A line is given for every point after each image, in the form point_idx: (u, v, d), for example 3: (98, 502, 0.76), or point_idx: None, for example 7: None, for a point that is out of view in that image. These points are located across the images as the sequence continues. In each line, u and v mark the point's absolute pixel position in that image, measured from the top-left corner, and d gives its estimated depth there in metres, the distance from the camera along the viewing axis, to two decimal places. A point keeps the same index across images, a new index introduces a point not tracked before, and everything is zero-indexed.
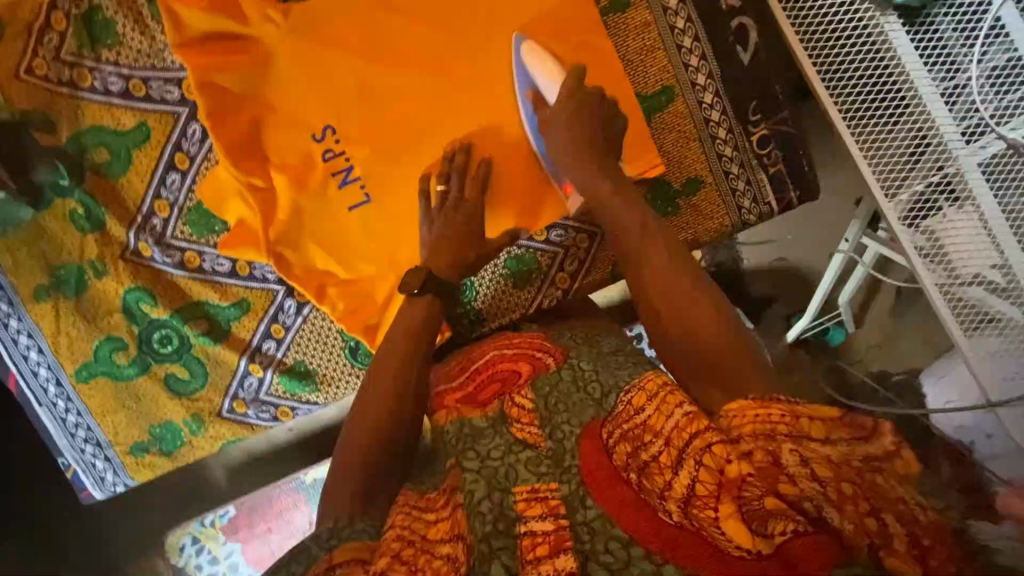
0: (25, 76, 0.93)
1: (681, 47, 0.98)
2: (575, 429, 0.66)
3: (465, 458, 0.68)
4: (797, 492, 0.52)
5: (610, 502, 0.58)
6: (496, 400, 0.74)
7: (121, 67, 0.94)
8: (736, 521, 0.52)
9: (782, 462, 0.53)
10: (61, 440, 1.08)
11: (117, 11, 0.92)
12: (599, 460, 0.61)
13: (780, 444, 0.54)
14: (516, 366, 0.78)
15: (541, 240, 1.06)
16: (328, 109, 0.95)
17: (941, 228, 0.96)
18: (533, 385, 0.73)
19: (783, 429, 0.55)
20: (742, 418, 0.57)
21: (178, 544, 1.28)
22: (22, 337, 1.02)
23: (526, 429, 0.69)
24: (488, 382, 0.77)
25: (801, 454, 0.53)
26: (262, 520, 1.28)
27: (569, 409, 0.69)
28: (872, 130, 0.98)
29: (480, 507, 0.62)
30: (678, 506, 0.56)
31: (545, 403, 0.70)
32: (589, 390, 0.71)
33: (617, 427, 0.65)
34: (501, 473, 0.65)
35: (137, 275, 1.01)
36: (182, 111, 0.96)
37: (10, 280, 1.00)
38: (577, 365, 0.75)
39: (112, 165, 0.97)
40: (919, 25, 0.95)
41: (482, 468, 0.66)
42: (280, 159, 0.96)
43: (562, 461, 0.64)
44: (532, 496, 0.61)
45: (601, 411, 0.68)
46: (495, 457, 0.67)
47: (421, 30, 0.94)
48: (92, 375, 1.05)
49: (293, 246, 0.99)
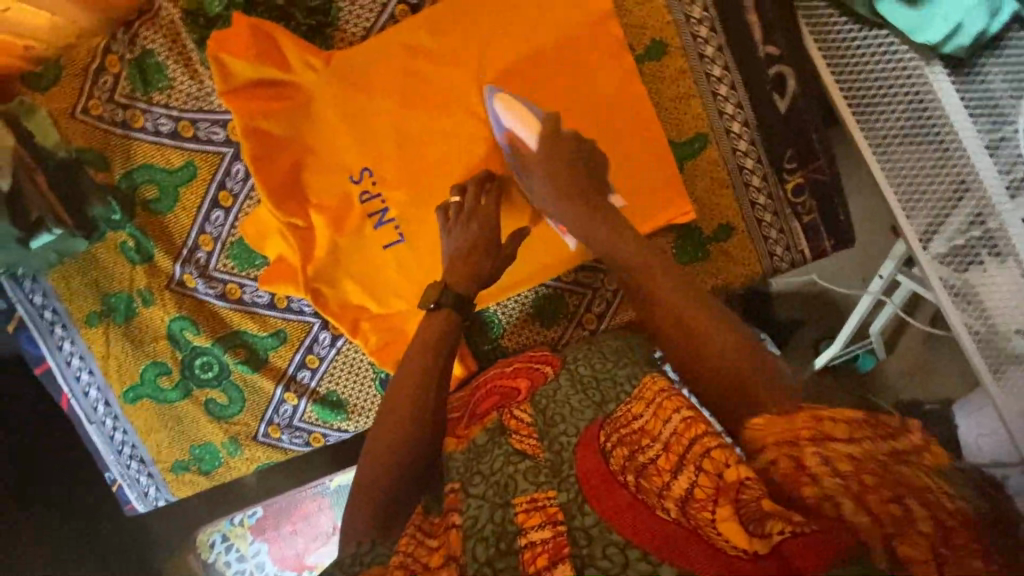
0: (82, 116, 0.97)
1: (717, 95, 0.98)
2: (572, 440, 0.70)
3: (472, 484, 0.72)
4: (817, 492, 0.54)
5: (606, 506, 0.61)
6: (497, 411, 0.83)
7: (172, 109, 0.98)
8: (734, 523, 0.55)
9: (805, 464, 0.55)
10: (108, 456, 1.14)
11: (168, 57, 0.96)
12: (596, 467, 0.64)
13: (803, 448, 0.56)
14: (516, 383, 0.89)
15: (569, 280, 1.07)
16: (366, 153, 0.97)
17: (982, 283, 0.97)
18: (530, 401, 0.81)
19: (806, 434, 0.57)
20: (768, 431, 0.60)
21: (208, 541, 1.34)
22: (75, 358, 1.09)
23: (525, 441, 0.74)
24: (489, 395, 0.88)
25: (824, 455, 0.55)
26: (288, 522, 1.32)
27: (566, 420, 0.74)
28: (912, 178, 0.98)
29: (484, 531, 0.66)
30: (676, 505, 0.60)
31: (543, 419, 0.76)
32: (590, 395, 0.79)
33: (613, 431, 0.70)
34: (502, 485, 0.69)
35: (182, 305, 1.06)
36: (227, 151, 1.00)
37: (66, 305, 1.06)
38: (575, 371, 0.85)
39: (160, 201, 1.02)
40: (965, 75, 0.95)
41: (485, 490, 0.70)
42: (320, 200, 0.99)
43: (559, 473, 0.67)
44: (532, 504, 0.65)
45: (600, 412, 0.75)
46: (496, 469, 0.72)
47: (458, 79, 0.96)
48: (138, 397, 1.10)
49: (329, 282, 1.03)
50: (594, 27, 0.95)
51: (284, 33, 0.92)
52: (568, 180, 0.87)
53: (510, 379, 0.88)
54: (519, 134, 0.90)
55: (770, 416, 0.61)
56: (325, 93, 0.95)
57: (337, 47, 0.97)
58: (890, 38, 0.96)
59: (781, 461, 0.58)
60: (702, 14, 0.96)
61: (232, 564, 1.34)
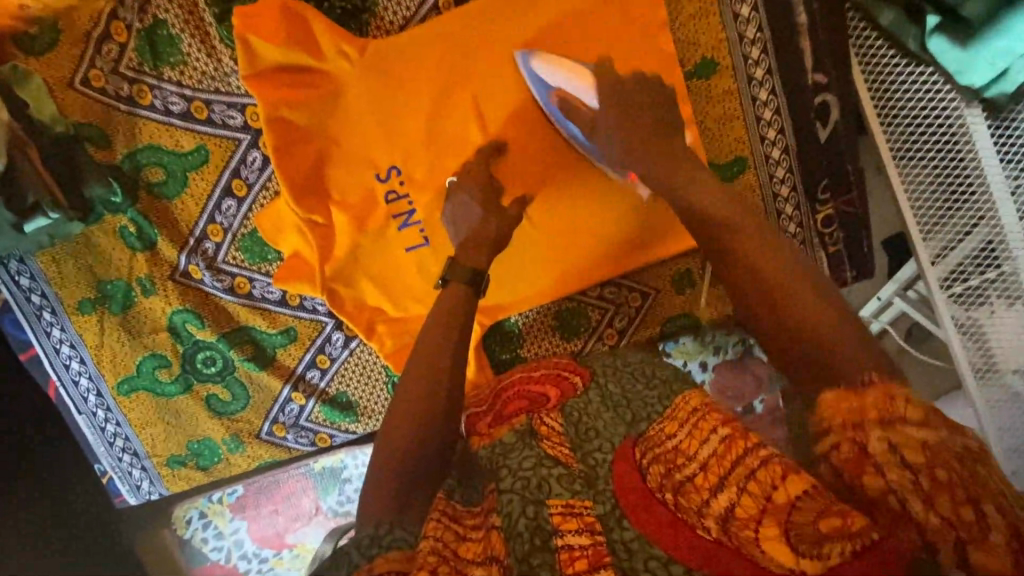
0: (81, 87, 0.89)
1: (760, 119, 0.96)
2: (607, 456, 0.64)
3: (499, 478, 0.63)
4: (881, 485, 0.50)
5: (647, 523, 0.56)
6: (525, 413, 0.74)
7: (184, 88, 0.90)
8: (782, 544, 0.51)
9: (868, 450, 0.51)
10: (99, 448, 1.09)
11: (182, 29, 0.87)
12: (633, 482, 0.60)
13: (868, 431, 0.51)
14: (544, 389, 0.80)
15: (594, 294, 1.05)
16: (394, 151, 0.91)
17: (988, 322, 1.02)
18: (561, 410, 0.72)
19: (872, 415, 0.52)
20: (830, 407, 0.55)
21: (185, 518, 1.29)
22: (65, 346, 1.02)
23: (557, 447, 0.66)
24: (517, 399, 0.78)
25: (890, 441, 0.50)
26: (268, 501, 1.26)
27: (600, 434, 0.67)
28: (938, 221, 1.00)
29: (517, 528, 0.58)
30: (717, 523, 0.55)
31: (576, 434, 0.68)
32: (620, 411, 0.71)
33: (649, 449, 0.65)
34: (534, 485, 0.61)
35: (186, 296, 1.00)
36: (244, 138, 0.93)
37: (55, 290, 0.99)
38: (604, 386, 0.76)
39: (167, 185, 0.94)
40: (1001, 119, 0.95)
41: (515, 483, 0.62)
42: (343, 197, 0.93)
43: (594, 483, 0.61)
44: (566, 510, 0.58)
45: (631, 431, 0.68)
46: (527, 468, 0.63)
47: (499, 81, 0.89)
48: (133, 389, 1.04)
49: (347, 283, 0.98)
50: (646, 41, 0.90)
51: (316, 17, 0.85)
52: (631, 117, 0.81)
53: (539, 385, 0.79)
54: (573, 94, 0.85)
55: (841, 390, 0.55)
56: (356, 85, 0.88)
57: (371, 36, 0.90)
58: (935, 76, 0.95)
59: (843, 446, 0.53)
60: (755, 33, 0.92)
61: (211, 540, 1.30)
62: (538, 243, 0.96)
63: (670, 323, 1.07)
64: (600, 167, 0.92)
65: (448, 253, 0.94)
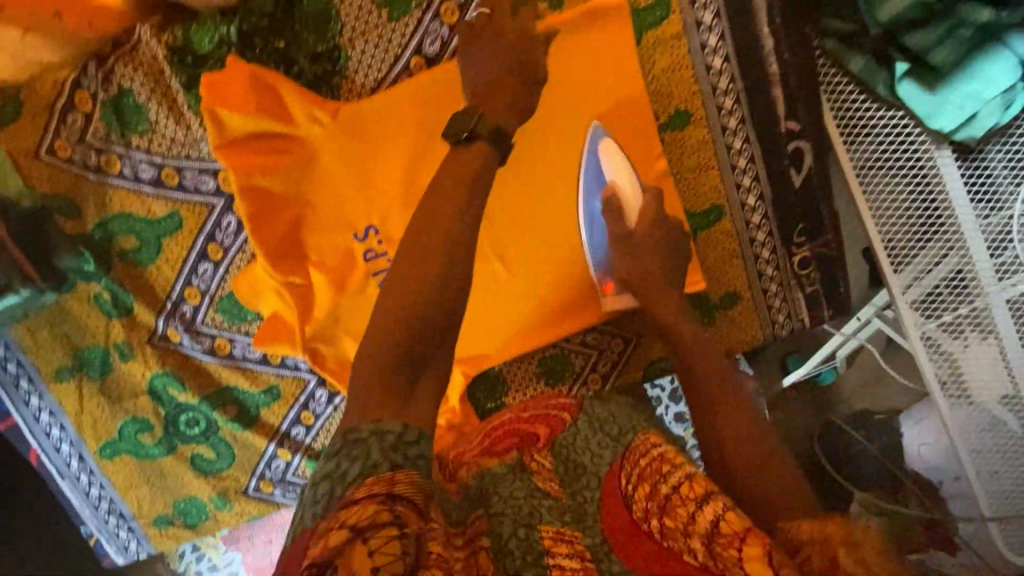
0: (47, 157, 0.87)
1: (735, 167, 0.97)
2: (594, 494, 0.75)
3: (489, 504, 0.71)
4: None
5: (637, 560, 0.64)
6: (515, 448, 0.83)
7: (153, 156, 0.88)
8: (761, 563, 0.55)
9: (837, 563, 0.55)
10: (84, 511, 1.08)
11: (149, 97, 0.86)
12: (621, 518, 0.70)
13: (837, 549, 0.56)
14: (534, 428, 0.88)
15: (576, 341, 1.06)
16: (371, 210, 0.90)
17: (962, 356, 1.04)
18: (551, 449, 0.84)
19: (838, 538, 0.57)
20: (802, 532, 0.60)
21: (178, 551, 1.24)
22: (44, 414, 1.01)
23: (546, 480, 0.78)
24: (508, 435, 0.86)
25: (859, 559, 0.54)
26: (261, 532, 1.20)
27: (585, 475, 0.79)
28: (911, 253, 1.01)
29: (508, 548, 0.64)
30: (702, 542, 0.61)
31: (565, 471, 0.81)
32: (607, 430, 0.85)
33: (633, 470, 0.75)
34: (524, 510, 0.69)
35: (166, 361, 0.99)
36: (218, 203, 0.91)
37: (32, 359, 0.97)
38: (591, 413, 0.88)
39: (141, 252, 0.93)
40: (970, 160, 0.96)
41: (506, 506, 0.70)
42: (321, 257, 0.92)
43: (583, 518, 0.71)
44: (557, 535, 0.66)
45: (618, 446, 0.82)
46: (518, 496, 0.72)
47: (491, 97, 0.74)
48: (117, 453, 1.04)
49: (328, 340, 0.96)
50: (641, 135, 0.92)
51: (286, 84, 0.84)
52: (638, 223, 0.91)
53: (530, 424, 0.87)
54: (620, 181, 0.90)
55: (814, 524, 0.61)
56: (329, 148, 0.87)
57: (343, 99, 0.88)
58: (906, 120, 0.95)
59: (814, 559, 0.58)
60: (728, 85, 0.93)
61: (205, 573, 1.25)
62: (518, 294, 0.97)
63: (654, 366, 1.07)
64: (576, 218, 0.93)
65: None
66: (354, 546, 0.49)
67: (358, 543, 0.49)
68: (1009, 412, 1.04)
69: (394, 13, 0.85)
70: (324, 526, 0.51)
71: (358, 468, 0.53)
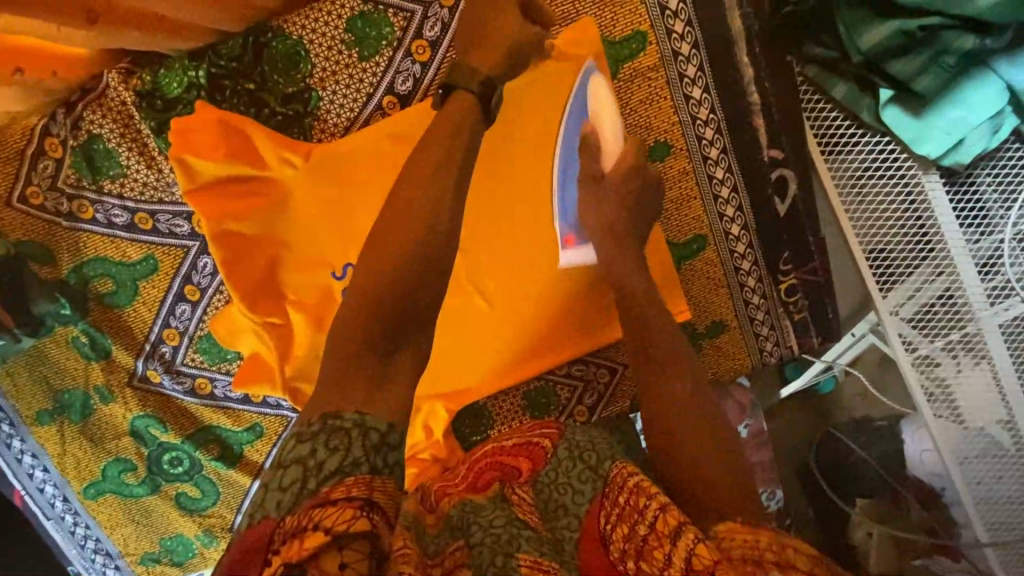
0: (20, 204, 0.87)
1: (718, 197, 0.95)
2: (574, 534, 0.73)
3: (470, 535, 0.73)
4: None
5: None
6: (497, 483, 0.84)
7: (126, 200, 0.87)
8: None
9: None
10: (70, 550, 1.07)
11: (119, 143, 0.85)
12: (598, 560, 0.67)
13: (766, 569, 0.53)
14: (517, 461, 0.86)
15: (561, 373, 1.04)
16: (348, 247, 0.86)
17: (953, 379, 1.02)
18: (532, 485, 0.82)
19: (770, 557, 0.55)
20: (732, 543, 0.57)
21: None
22: (26, 456, 1.01)
23: (528, 513, 0.77)
24: (488, 471, 0.86)
25: None
26: None
27: (568, 514, 0.76)
28: (899, 277, 0.99)
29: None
30: None
31: (545, 508, 0.79)
32: (585, 458, 0.81)
33: (612, 510, 0.70)
34: (504, 539, 0.71)
35: (146, 402, 0.98)
36: (193, 245, 0.90)
37: (12, 402, 0.97)
38: (572, 441, 0.84)
39: (117, 295, 0.92)
40: (959, 185, 0.93)
41: (484, 536, 0.72)
42: (298, 297, 0.89)
43: (562, 551, 0.71)
44: (534, 564, 0.67)
45: (596, 476, 0.78)
46: (497, 525, 0.73)
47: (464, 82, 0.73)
48: (100, 493, 1.03)
49: (308, 380, 0.93)
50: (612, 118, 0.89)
51: (256, 127, 0.83)
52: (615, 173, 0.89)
53: (512, 457, 0.86)
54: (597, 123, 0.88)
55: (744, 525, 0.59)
56: (301, 189, 0.85)
57: (317, 139, 0.87)
58: (892, 147, 0.93)
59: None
60: (708, 114, 0.91)
61: None
62: (496, 328, 0.95)
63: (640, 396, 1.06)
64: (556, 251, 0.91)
65: None
66: (327, 551, 0.46)
67: (332, 548, 0.46)
68: (1005, 437, 1.01)
69: (364, 52, 0.84)
70: (294, 519, 0.48)
71: (336, 460, 0.51)
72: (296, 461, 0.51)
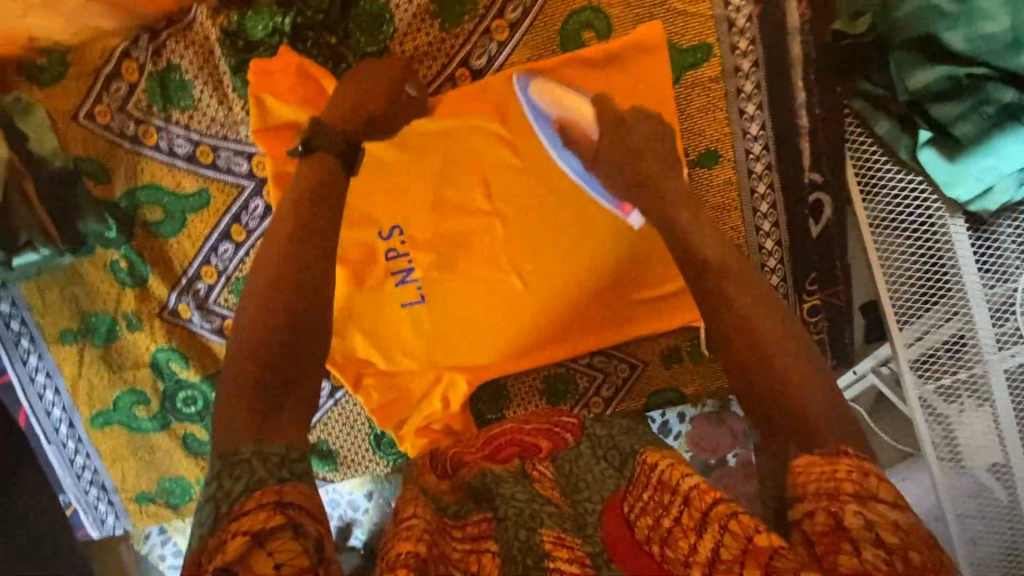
0: (85, 120, 0.88)
1: (756, 211, 0.99)
2: (597, 505, 0.72)
3: (494, 507, 0.70)
4: (856, 565, 0.49)
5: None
6: (518, 458, 0.81)
7: (191, 132, 0.89)
8: None
9: (845, 524, 0.51)
10: (65, 479, 1.06)
11: (196, 75, 0.87)
12: (621, 533, 0.67)
13: (844, 504, 0.52)
14: (536, 441, 0.85)
15: (583, 363, 1.06)
16: (399, 212, 0.96)
17: (958, 420, 1.04)
18: (553, 461, 0.81)
19: (848, 488, 0.53)
20: (809, 474, 0.56)
21: (143, 532, 1.16)
22: (40, 375, 1.00)
23: (548, 489, 0.74)
24: (506, 446, 0.84)
25: (866, 516, 0.51)
26: None
27: (590, 486, 0.76)
28: (917, 313, 1.02)
29: (513, 552, 0.64)
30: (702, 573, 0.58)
31: (566, 482, 0.77)
32: (610, 458, 0.82)
33: (638, 498, 0.71)
34: (526, 514, 0.67)
35: (172, 335, 0.98)
36: (248, 185, 0.92)
37: (36, 318, 0.97)
38: (593, 435, 0.86)
39: (163, 225, 0.93)
40: (982, 232, 0.98)
41: (507, 508, 0.68)
42: (345, 254, 0.97)
43: (583, 527, 0.69)
44: (558, 539, 0.65)
45: (621, 475, 0.79)
46: (521, 499, 0.70)
47: None
48: (107, 423, 1.02)
49: (339, 334, 0.99)
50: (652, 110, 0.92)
51: (333, 80, 0.86)
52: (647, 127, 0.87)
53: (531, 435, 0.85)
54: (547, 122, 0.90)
55: (814, 457, 0.57)
56: None
57: None
58: (923, 186, 0.98)
59: (818, 514, 0.54)
60: (759, 130, 0.96)
61: (168, 559, 1.17)
62: (529, 304, 0.99)
63: (655, 396, 1.08)
64: (585, 239, 0.96)
65: (443, 296, 0.99)
66: (254, 552, 0.47)
67: (256, 548, 0.47)
68: (999, 482, 1.05)
69: (446, 24, 0.89)
70: (214, 537, 0.49)
71: (244, 482, 0.51)
72: (207, 498, 0.52)
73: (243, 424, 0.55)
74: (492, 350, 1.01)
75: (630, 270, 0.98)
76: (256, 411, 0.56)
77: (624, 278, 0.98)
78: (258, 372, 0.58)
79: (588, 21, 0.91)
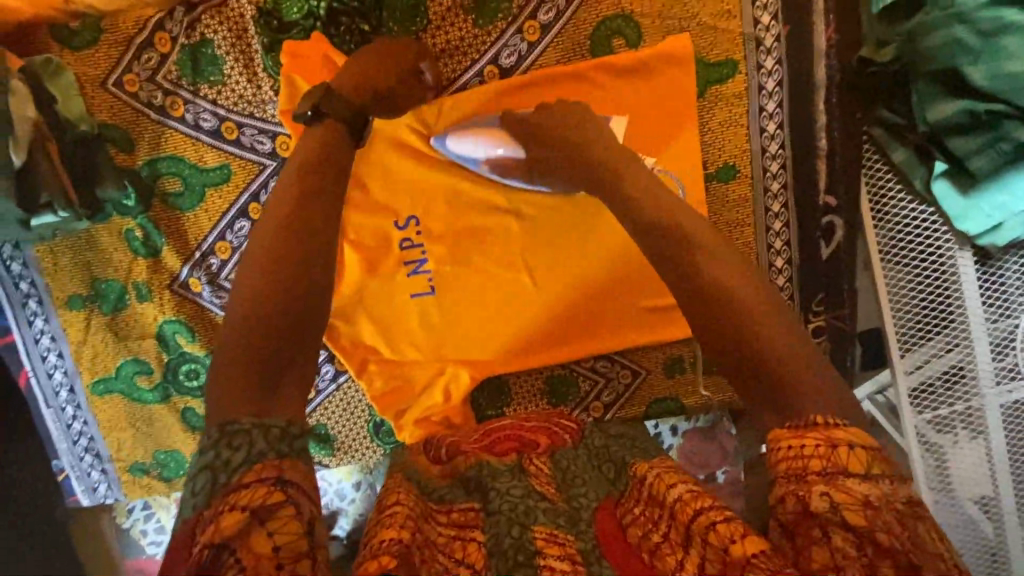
0: (113, 88, 0.88)
1: (770, 228, 1.01)
2: (591, 502, 0.72)
3: (488, 498, 0.69)
4: (825, 562, 0.49)
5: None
6: (515, 452, 0.80)
7: (218, 107, 0.90)
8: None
9: (812, 509, 0.50)
10: (60, 445, 1.05)
11: (228, 51, 0.88)
12: (617, 538, 0.67)
13: (810, 486, 0.51)
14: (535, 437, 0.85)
15: (586, 366, 1.07)
16: (417, 203, 0.97)
17: (951, 451, 1.05)
18: (551, 456, 0.81)
19: (816, 467, 0.52)
20: (779, 455, 0.54)
21: (127, 505, 1.15)
22: (45, 338, 1.00)
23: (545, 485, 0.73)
24: (506, 439, 0.83)
25: (832, 499, 0.50)
26: None
27: (586, 484, 0.76)
28: (920, 342, 1.02)
29: (503, 543, 0.62)
30: None
31: (562, 478, 0.77)
32: (605, 470, 0.81)
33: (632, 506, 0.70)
34: (521, 508, 0.66)
35: (181, 308, 0.98)
36: (270, 164, 0.92)
37: (46, 280, 0.97)
38: (590, 444, 0.87)
39: (181, 197, 0.93)
40: (989, 267, 0.99)
41: (501, 501, 0.67)
42: (360, 238, 0.97)
43: (577, 523, 0.67)
44: (551, 537, 0.63)
45: (614, 488, 0.78)
46: (516, 493, 0.68)
47: None
48: (108, 391, 1.02)
49: (347, 319, 0.99)
50: (674, 121, 0.94)
51: None
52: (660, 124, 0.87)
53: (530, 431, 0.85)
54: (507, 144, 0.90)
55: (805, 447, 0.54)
56: None
57: None
58: (934, 217, 0.99)
59: (788, 500, 0.53)
60: (777, 149, 0.98)
61: (150, 534, 1.16)
62: (538, 303, 1.00)
63: (655, 405, 1.08)
64: (598, 242, 0.97)
65: (453, 288, 1.00)
66: (255, 527, 0.48)
67: (256, 526, 0.48)
68: (987, 514, 1.06)
69: (480, 21, 0.90)
70: (208, 509, 0.49)
71: (243, 453, 0.51)
72: (203, 467, 0.51)
73: (246, 398, 0.55)
74: (498, 347, 1.01)
75: (640, 277, 0.99)
76: (267, 385, 0.56)
77: (634, 284, 0.99)
78: (264, 350, 0.58)
79: (619, 29, 0.92)
